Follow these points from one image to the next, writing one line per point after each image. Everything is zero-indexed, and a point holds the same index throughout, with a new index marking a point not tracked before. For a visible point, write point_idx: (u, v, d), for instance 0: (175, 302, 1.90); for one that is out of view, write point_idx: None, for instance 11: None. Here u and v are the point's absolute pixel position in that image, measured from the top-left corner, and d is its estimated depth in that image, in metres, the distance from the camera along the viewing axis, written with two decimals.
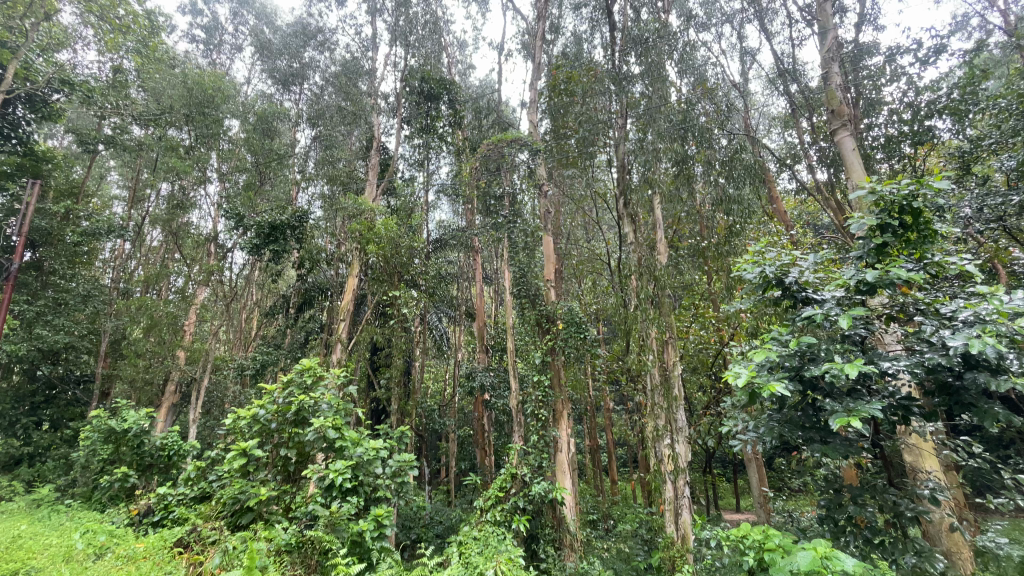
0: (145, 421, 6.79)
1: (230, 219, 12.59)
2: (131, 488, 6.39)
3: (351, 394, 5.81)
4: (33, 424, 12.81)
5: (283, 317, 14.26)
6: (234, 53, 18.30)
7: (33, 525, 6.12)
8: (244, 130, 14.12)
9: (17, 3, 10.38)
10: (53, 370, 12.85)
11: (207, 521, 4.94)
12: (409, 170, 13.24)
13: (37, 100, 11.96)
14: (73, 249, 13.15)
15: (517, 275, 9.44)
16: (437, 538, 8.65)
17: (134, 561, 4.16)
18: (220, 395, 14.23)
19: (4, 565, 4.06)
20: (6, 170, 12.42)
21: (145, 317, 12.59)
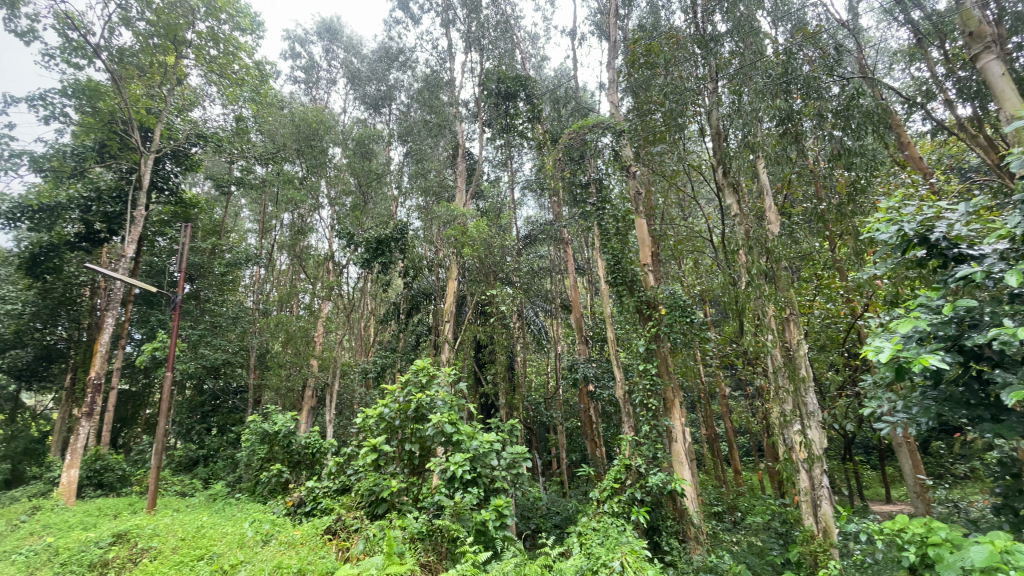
0: (291, 423, 7.76)
1: (342, 237, 13.92)
2: (285, 482, 7.34)
3: (462, 391, 6.07)
4: (205, 430, 15.18)
5: (394, 323, 15.40)
6: (330, 87, 20.06)
7: (215, 514, 7.29)
8: (347, 155, 15.24)
9: (156, 75, 12.60)
10: (216, 383, 15.01)
11: (350, 510, 5.51)
12: (494, 171, 13.63)
13: (181, 154, 14.19)
14: (220, 278, 15.39)
15: (610, 262, 8.88)
16: (556, 528, 8.74)
17: (293, 546, 4.77)
18: (349, 396, 15.76)
19: (194, 550, 4.87)
20: (164, 218, 14.89)
21: (283, 332, 14.22)
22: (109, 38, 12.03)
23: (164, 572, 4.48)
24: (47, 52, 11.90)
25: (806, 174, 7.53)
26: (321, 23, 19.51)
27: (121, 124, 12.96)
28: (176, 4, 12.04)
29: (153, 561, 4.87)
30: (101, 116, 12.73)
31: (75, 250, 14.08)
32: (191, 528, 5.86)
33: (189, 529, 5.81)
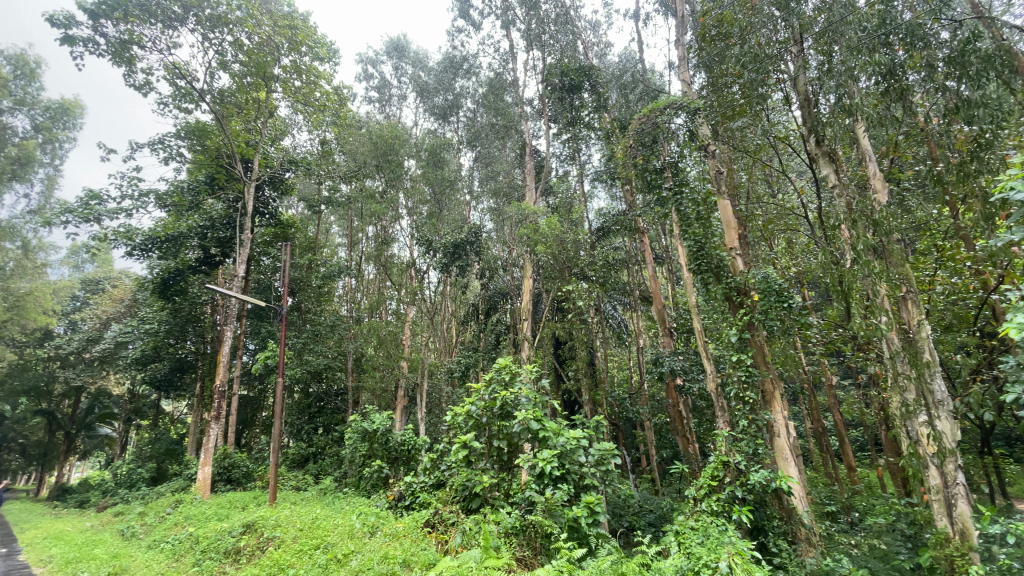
0: (388, 422, 8.22)
1: (421, 244, 14.59)
2: (385, 477, 7.87)
3: (545, 387, 6.08)
4: (313, 429, 16.60)
5: (475, 324, 15.93)
6: (401, 103, 21.02)
7: (326, 507, 7.95)
8: (421, 167, 15.59)
9: (251, 110, 14.02)
10: (320, 387, 16.37)
11: (446, 505, 5.78)
12: (563, 166, 13.73)
13: (277, 180, 15.64)
14: (317, 290, 16.79)
15: (692, 249, 8.36)
16: (650, 526, 8.45)
17: (397, 538, 5.11)
18: (438, 395, 16.43)
19: (312, 540, 5.38)
20: (267, 239, 16.51)
21: (375, 336, 15.07)
22: (211, 82, 13.52)
23: (288, 559, 4.99)
24: (162, 101, 13.64)
25: (915, 134, 6.68)
26: (389, 43, 20.49)
27: (226, 158, 14.55)
28: (264, 43, 13.26)
29: (278, 549, 5.43)
30: (209, 152, 14.38)
31: (197, 274, 16.04)
32: (307, 520, 6.46)
33: (305, 520, 6.41)
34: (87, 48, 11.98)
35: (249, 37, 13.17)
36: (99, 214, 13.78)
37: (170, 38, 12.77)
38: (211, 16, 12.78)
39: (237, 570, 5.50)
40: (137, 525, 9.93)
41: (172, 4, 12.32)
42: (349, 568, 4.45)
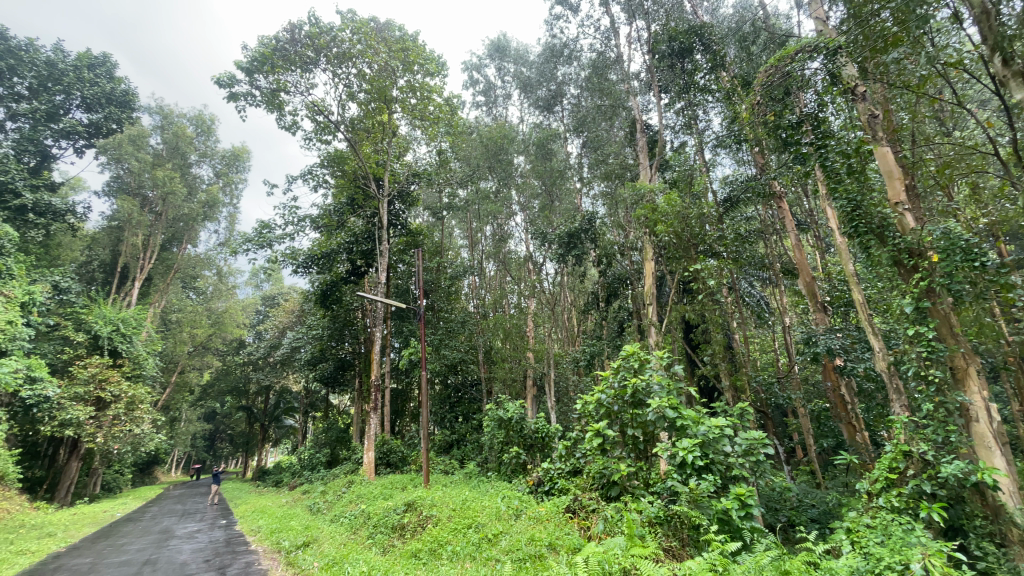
0: (520, 410, 8.89)
1: (537, 238, 14.84)
2: (524, 462, 8.26)
3: (679, 374, 5.80)
4: (454, 418, 17.92)
5: (597, 311, 15.81)
6: (506, 101, 21.53)
7: (473, 489, 8.54)
8: (530, 161, 15.75)
9: (377, 133, 15.50)
10: (456, 379, 17.56)
11: (585, 491, 5.86)
12: (678, 136, 12.75)
13: (405, 194, 17.15)
14: (446, 290, 18.01)
15: (846, 210, 7.21)
16: (814, 522, 7.60)
17: (541, 522, 5.35)
18: (566, 384, 16.64)
19: (464, 519, 5.87)
20: (400, 248, 18.11)
21: (501, 329, 15.71)
22: (343, 113, 15.20)
23: (445, 536, 5.51)
24: (307, 136, 15.70)
25: None
26: (490, 46, 20.97)
27: (361, 179, 16.31)
28: (382, 69, 14.49)
29: (436, 526, 6.00)
30: (347, 175, 16.32)
31: (348, 283, 18.09)
32: (458, 500, 7.05)
33: (457, 501, 6.99)
34: (247, 101, 14.23)
35: (370, 66, 14.49)
36: (270, 240, 16.34)
37: (307, 80, 14.61)
38: (338, 54, 14.33)
39: (403, 543, 6.16)
40: (320, 502, 11.66)
41: (306, 49, 14.06)
42: (500, 548, 4.80)
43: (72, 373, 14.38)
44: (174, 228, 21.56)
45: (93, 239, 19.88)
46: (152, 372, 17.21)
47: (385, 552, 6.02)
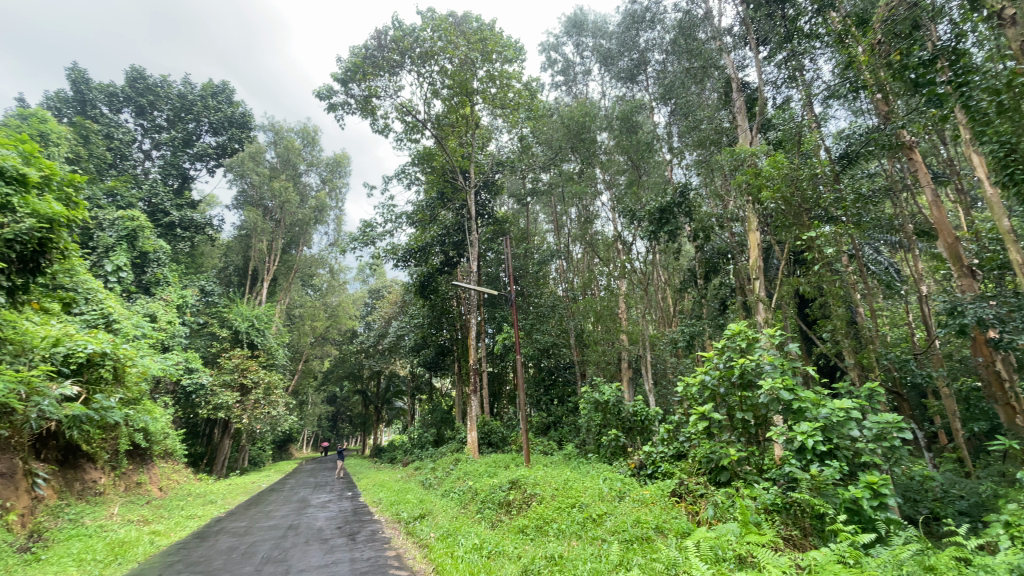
0: (617, 393, 8.81)
1: (625, 216, 14.37)
2: (624, 445, 8.22)
3: (793, 353, 5.35)
4: (549, 401, 18.19)
5: (694, 289, 15.02)
6: (586, 78, 20.95)
7: (574, 470, 8.65)
8: (615, 138, 14.94)
9: (461, 126, 15.92)
10: (550, 363, 17.75)
11: (692, 476, 5.69)
12: (781, 92, 11.59)
13: (490, 183, 17.63)
14: (535, 275, 18.19)
15: (999, 156, 6.23)
16: (965, 515, 6.67)
17: (647, 505, 5.30)
18: (664, 366, 16.10)
19: (569, 499, 6.00)
20: (489, 236, 18.57)
21: (592, 312, 15.51)
22: (429, 110, 15.81)
23: (551, 514, 5.67)
24: (398, 138, 16.58)
25: None
26: (568, 23, 20.38)
27: (450, 173, 17.00)
28: (463, 62, 14.81)
29: (540, 504, 6.18)
30: (437, 171, 16.99)
31: (443, 274, 19.07)
32: (560, 480, 7.20)
33: (559, 481, 7.14)
34: (344, 110, 15.32)
35: (451, 61, 14.89)
36: (373, 238, 17.58)
37: (395, 83, 15.35)
38: (421, 53, 14.86)
39: (510, 519, 6.41)
40: (431, 478, 12.55)
41: (392, 53, 14.75)
42: (606, 529, 4.85)
43: (220, 363, 16.76)
44: (292, 232, 23.72)
45: (228, 247, 22.89)
46: (281, 361, 19.51)
47: (494, 527, 6.32)
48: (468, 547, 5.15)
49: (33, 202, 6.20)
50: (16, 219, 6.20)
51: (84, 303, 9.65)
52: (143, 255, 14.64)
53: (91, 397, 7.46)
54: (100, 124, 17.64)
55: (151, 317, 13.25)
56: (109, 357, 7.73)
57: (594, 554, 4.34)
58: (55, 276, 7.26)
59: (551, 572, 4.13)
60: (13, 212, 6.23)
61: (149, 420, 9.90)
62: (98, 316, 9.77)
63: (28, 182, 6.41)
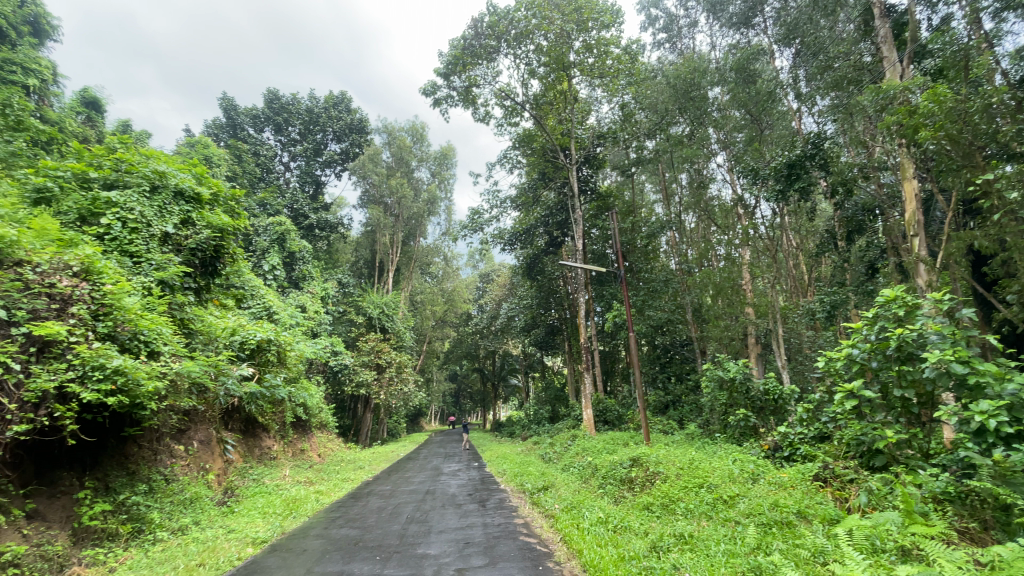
0: (744, 370, 8.27)
1: (745, 177, 13.13)
2: (755, 425, 7.75)
3: (969, 320, 4.51)
4: (667, 378, 17.64)
5: (833, 252, 13.32)
6: (692, 31, 19.32)
7: (699, 449, 8.35)
8: (730, 91, 13.66)
9: (560, 102, 15.72)
10: (665, 339, 17.11)
11: (838, 459, 5.14)
12: (941, 8, 9.62)
13: (592, 158, 17.26)
14: (646, 249, 17.55)
15: None
16: None
17: (785, 488, 4.93)
18: (798, 340, 14.66)
19: (695, 478, 5.79)
20: (594, 212, 18.22)
21: (711, 284, 14.57)
22: (527, 91, 15.81)
23: (677, 493, 5.54)
24: (499, 123, 16.88)
25: None
26: None
27: (551, 153, 16.76)
28: (558, 37, 14.58)
29: (665, 483, 6.05)
30: (538, 152, 16.99)
31: (548, 254, 19.33)
32: (685, 460, 6.98)
33: (684, 460, 6.91)
34: (448, 103, 15.95)
35: (546, 37, 14.71)
36: (481, 224, 18.24)
37: (493, 69, 15.57)
38: (517, 34, 14.84)
39: (633, 495, 6.36)
40: (550, 452, 12.93)
41: (489, 40, 14.95)
42: (739, 511, 4.61)
43: (359, 346, 18.83)
44: (410, 225, 25.24)
45: (357, 243, 25.40)
46: (408, 344, 21.32)
47: (617, 502, 6.35)
48: (593, 520, 5.24)
49: (207, 216, 7.53)
50: (197, 231, 7.54)
51: (252, 299, 11.44)
52: (291, 255, 16.84)
53: (263, 377, 8.85)
54: (249, 144, 20.45)
55: (302, 307, 15.27)
56: (273, 343, 9.09)
57: (728, 535, 4.16)
58: (228, 276, 8.61)
59: (681, 550, 4.06)
60: (195, 225, 7.64)
61: (308, 396, 11.49)
62: (262, 309, 11.54)
63: (202, 201, 7.83)
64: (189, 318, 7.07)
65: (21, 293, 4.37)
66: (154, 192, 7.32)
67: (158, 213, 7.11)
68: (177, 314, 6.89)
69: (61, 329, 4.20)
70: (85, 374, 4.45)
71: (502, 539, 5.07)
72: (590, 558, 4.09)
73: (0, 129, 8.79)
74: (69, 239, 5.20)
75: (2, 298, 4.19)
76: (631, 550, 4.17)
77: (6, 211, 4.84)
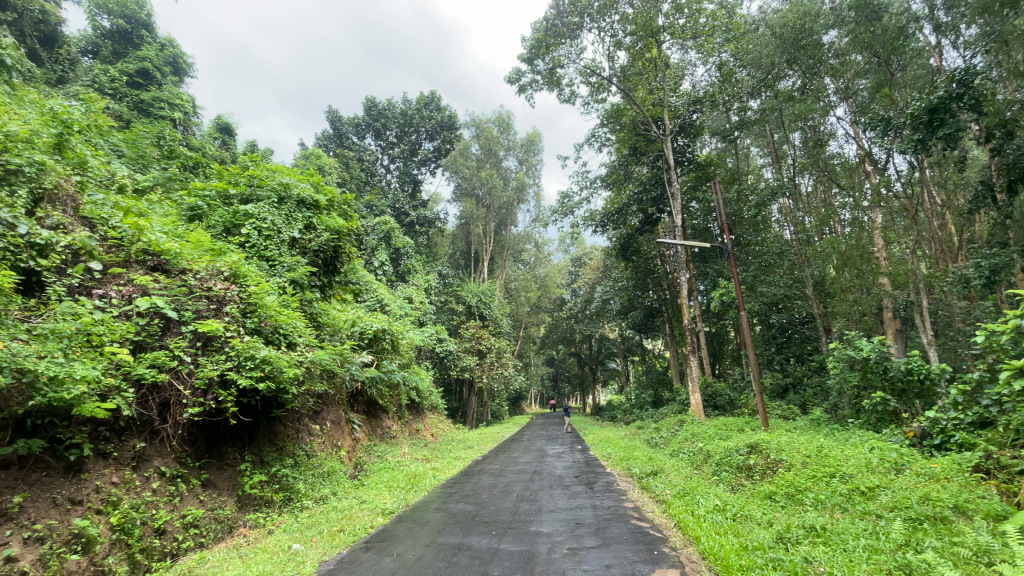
0: (880, 349, 7.37)
1: (873, 128, 11.48)
2: (896, 410, 6.90)
3: None
4: (785, 359, 16.28)
5: (993, 208, 11.24)
6: None
7: (827, 436, 7.63)
8: (849, 33, 11.98)
9: (650, 72, 14.98)
10: (781, 317, 15.71)
11: (1006, 449, 4.39)
12: None
13: (688, 126, 16.12)
14: (754, 220, 16.21)
15: None
16: None
17: (936, 480, 4.32)
18: (948, 312, 12.67)
19: (824, 467, 5.29)
20: (692, 185, 17.16)
21: (835, 254, 13.06)
22: (614, 65, 15.22)
23: (803, 482, 5.11)
24: (585, 102, 16.47)
25: None
26: None
27: (642, 126, 16.01)
28: (646, 3, 14.01)
29: (789, 471, 5.61)
30: (628, 127, 16.33)
31: (644, 234, 18.63)
32: (811, 447, 6.40)
33: (809, 447, 6.35)
34: (533, 88, 15.89)
35: (632, 5, 14.12)
36: (572, 207, 18.03)
37: (577, 46, 15.20)
38: (600, 7, 14.43)
39: (753, 484, 5.97)
40: (657, 437, 12.59)
41: (572, 16, 14.64)
42: (879, 504, 4.14)
43: (461, 333, 19.75)
44: (501, 214, 25.73)
45: (454, 235, 26.51)
46: (506, 330, 21.90)
47: (734, 490, 6.01)
48: (710, 508, 5.03)
49: (325, 220, 8.34)
50: (318, 234, 8.35)
51: (367, 293, 12.49)
52: (397, 251, 18.08)
53: (380, 364, 9.64)
54: (353, 151, 22.16)
55: (409, 299, 16.34)
56: (387, 332, 9.87)
57: (869, 530, 3.76)
58: (347, 273, 9.46)
59: (812, 543, 3.74)
60: (316, 229, 8.50)
61: (419, 381, 12.32)
62: (376, 301, 12.57)
63: (319, 206, 8.66)
64: (317, 313, 7.90)
65: (187, 296, 5.20)
66: (281, 203, 8.26)
67: (286, 220, 8.00)
68: (307, 309, 7.70)
69: (218, 326, 4.93)
70: (240, 363, 5.16)
71: (614, 522, 5.06)
72: (709, 546, 3.93)
73: (160, 160, 10.39)
74: (218, 249, 6.06)
75: (173, 302, 5.02)
76: (755, 540, 3.94)
77: (171, 228, 5.78)
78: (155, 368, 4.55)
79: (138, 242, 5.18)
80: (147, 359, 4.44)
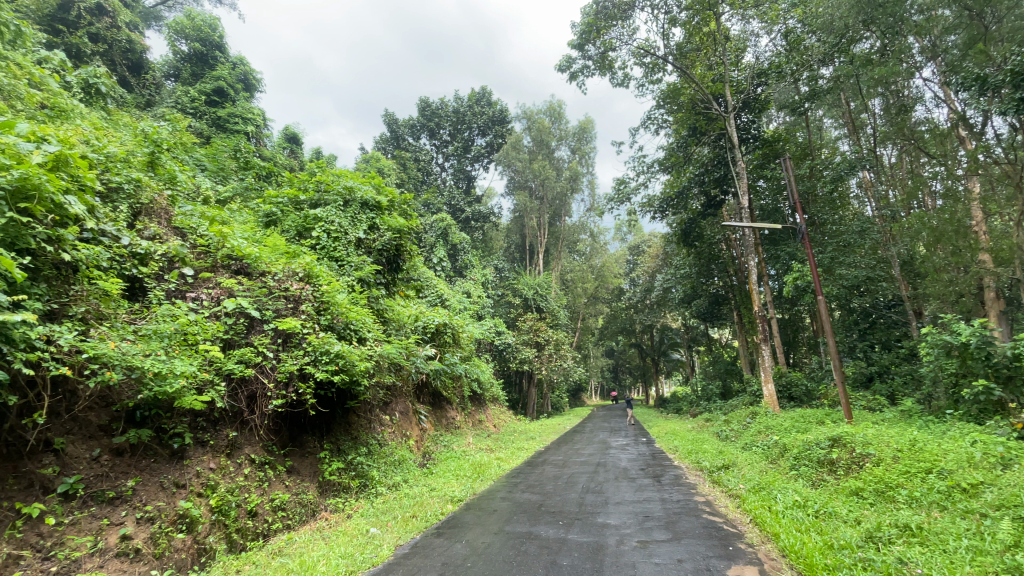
0: (983, 333, 6.65)
1: (970, 87, 10.26)
2: (1003, 400, 6.22)
3: None
4: (868, 346, 15.40)
5: None
6: None
7: (920, 428, 7.01)
8: None
9: (708, 47, 14.25)
10: (863, 301, 14.54)
11: None
12: None
13: (752, 101, 15.15)
14: (829, 198, 15.08)
15: None
16: None
17: None
18: None
19: (918, 462, 4.86)
20: (758, 163, 16.17)
21: (926, 230, 11.86)
22: (668, 43, 14.61)
23: (893, 477, 4.72)
24: (639, 84, 15.94)
25: None
26: None
27: (701, 105, 15.26)
28: None
29: (877, 467, 5.20)
30: (685, 107, 15.64)
31: (706, 217, 17.80)
32: (902, 440, 5.91)
33: (899, 440, 5.86)
34: (584, 74, 15.58)
35: None
36: (628, 194, 17.56)
37: (629, 27, 14.73)
38: None
39: (836, 479, 5.59)
40: (726, 429, 12.08)
41: None
42: (985, 503, 3.75)
43: (519, 326, 19.89)
44: (555, 205, 25.53)
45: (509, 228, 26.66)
46: (564, 322, 21.81)
47: (815, 485, 5.66)
48: (788, 504, 4.77)
49: (387, 219, 8.67)
50: (381, 233, 8.70)
51: (427, 288, 12.88)
52: (454, 247, 18.50)
53: (443, 357, 9.91)
54: (410, 151, 22.81)
55: (467, 293, 16.65)
56: (448, 326, 10.14)
57: (973, 531, 3.42)
58: (408, 270, 9.80)
59: (907, 544, 3.46)
60: (379, 229, 8.87)
61: (480, 372, 12.56)
62: (436, 296, 12.93)
63: (381, 207, 9.02)
64: (383, 309, 8.25)
65: (267, 296, 5.62)
66: (346, 205, 8.68)
67: (352, 222, 8.40)
68: (374, 306, 8.05)
69: (295, 323, 5.28)
70: (316, 358, 5.49)
71: (684, 516, 4.93)
72: (789, 543, 3.73)
73: (236, 171, 11.17)
74: (293, 251, 6.47)
75: (256, 302, 5.43)
76: (840, 538, 3.70)
77: (250, 234, 6.26)
78: (242, 364, 4.95)
79: (223, 248, 5.67)
80: (235, 355, 4.84)
